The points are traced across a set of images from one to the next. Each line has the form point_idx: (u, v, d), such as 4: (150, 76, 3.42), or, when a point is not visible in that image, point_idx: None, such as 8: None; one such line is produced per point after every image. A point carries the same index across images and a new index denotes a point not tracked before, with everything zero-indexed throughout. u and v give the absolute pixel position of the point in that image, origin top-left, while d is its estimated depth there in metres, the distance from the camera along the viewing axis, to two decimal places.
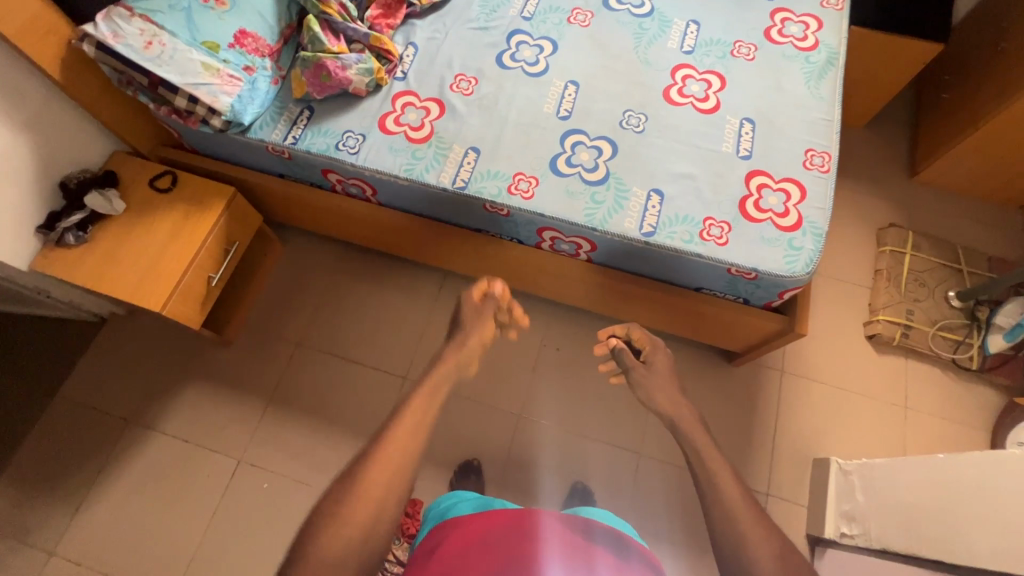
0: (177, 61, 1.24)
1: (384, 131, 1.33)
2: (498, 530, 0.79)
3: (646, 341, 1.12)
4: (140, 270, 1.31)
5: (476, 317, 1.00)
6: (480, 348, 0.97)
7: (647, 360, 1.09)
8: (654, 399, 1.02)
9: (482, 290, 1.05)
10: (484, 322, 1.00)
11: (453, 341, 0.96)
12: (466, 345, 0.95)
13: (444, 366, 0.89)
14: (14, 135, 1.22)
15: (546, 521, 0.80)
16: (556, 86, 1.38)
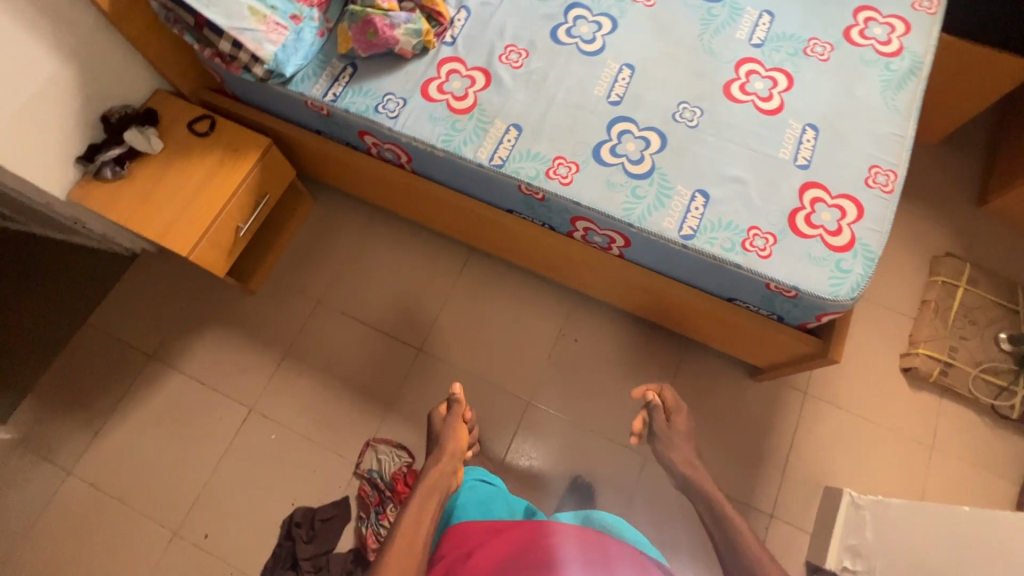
0: (224, 3, 1.21)
1: (425, 98, 1.29)
2: (524, 539, 0.91)
3: (675, 402, 1.25)
4: (170, 214, 1.32)
5: (449, 426, 1.25)
6: (457, 456, 1.18)
7: (672, 418, 1.24)
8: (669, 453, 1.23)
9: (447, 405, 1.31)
10: (456, 429, 1.24)
11: (432, 456, 1.18)
12: (443, 453, 1.18)
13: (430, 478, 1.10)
14: (60, 63, 1.21)
15: (564, 527, 0.92)
16: (610, 68, 1.31)
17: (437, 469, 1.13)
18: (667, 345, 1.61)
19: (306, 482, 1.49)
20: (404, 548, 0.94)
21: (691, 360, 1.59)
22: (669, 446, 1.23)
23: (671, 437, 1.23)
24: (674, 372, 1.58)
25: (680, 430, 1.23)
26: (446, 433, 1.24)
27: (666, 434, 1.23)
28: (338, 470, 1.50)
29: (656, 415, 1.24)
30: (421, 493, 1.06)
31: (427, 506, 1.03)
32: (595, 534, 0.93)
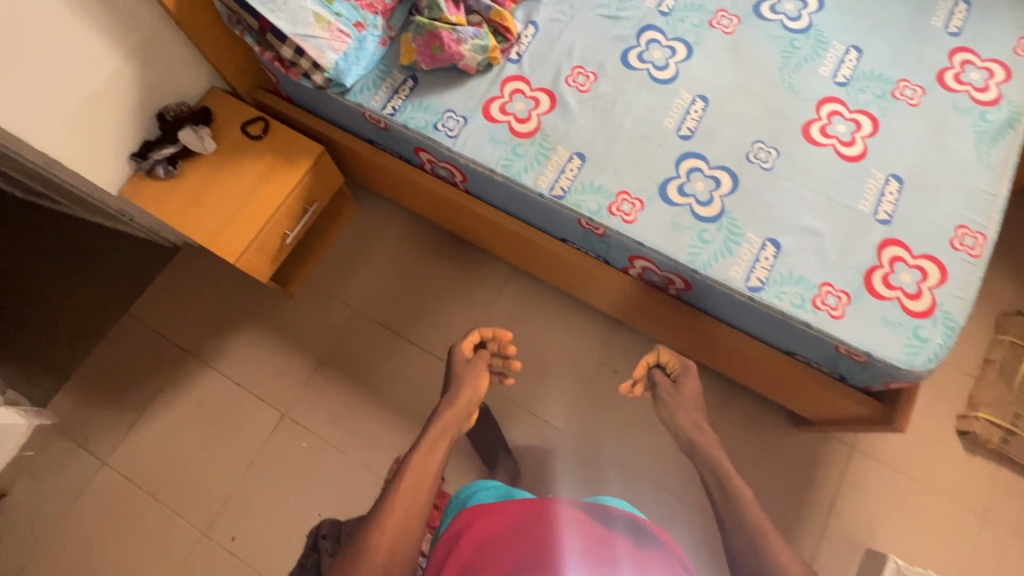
0: (290, 7, 1.17)
1: (487, 118, 1.24)
2: (524, 522, 0.86)
3: (681, 364, 1.24)
4: (220, 218, 1.30)
5: (471, 367, 1.24)
6: (473, 396, 1.20)
7: (678, 379, 1.23)
8: (676, 416, 1.19)
9: (474, 342, 1.29)
10: (477, 372, 1.23)
11: (448, 395, 1.20)
12: (458, 397, 1.18)
13: (443, 419, 1.14)
14: (121, 59, 1.19)
15: (569, 517, 0.87)
16: (682, 99, 1.24)
17: (453, 410, 1.16)
18: (711, 385, 1.55)
19: (334, 493, 1.48)
20: (409, 504, 0.97)
21: (734, 403, 1.53)
22: (671, 404, 1.20)
23: (676, 394, 1.21)
24: (717, 415, 1.52)
25: (685, 389, 1.21)
26: (465, 377, 1.22)
27: (671, 394, 1.21)
28: (366, 485, 1.49)
29: (657, 378, 1.25)
30: (431, 436, 1.09)
31: (432, 453, 1.06)
32: (602, 533, 0.87)
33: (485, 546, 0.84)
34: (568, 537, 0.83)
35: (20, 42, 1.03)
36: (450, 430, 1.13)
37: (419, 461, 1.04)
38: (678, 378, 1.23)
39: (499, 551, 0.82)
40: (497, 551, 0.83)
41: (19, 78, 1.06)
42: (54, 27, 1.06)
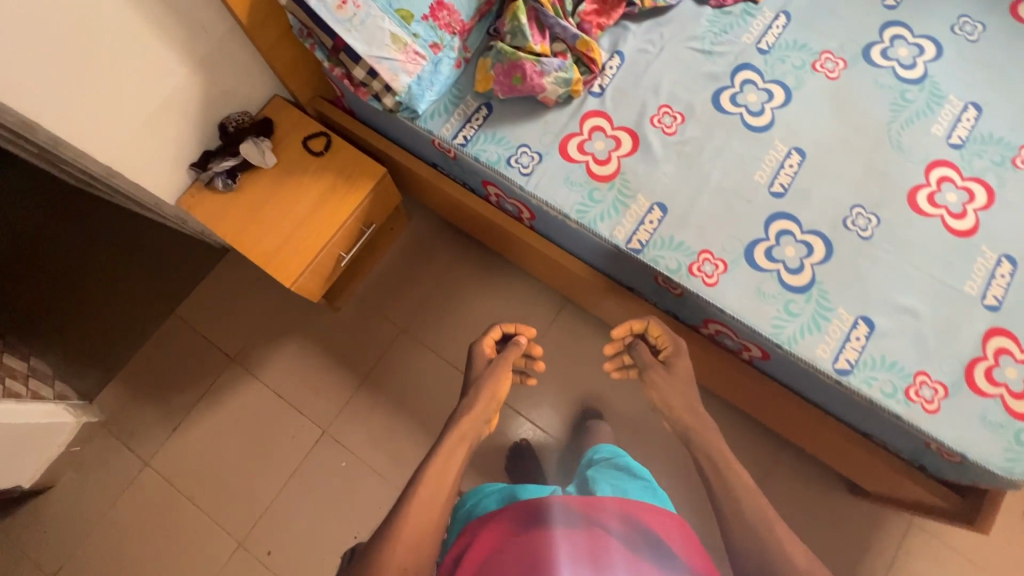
0: (368, 27, 1.10)
1: (564, 157, 1.16)
2: (521, 531, 0.86)
3: (672, 343, 1.11)
4: (277, 238, 1.26)
5: (496, 366, 1.16)
6: (493, 403, 1.11)
7: (668, 359, 1.10)
8: (667, 399, 1.07)
9: (493, 339, 1.24)
10: (499, 374, 1.15)
11: (466, 398, 1.11)
12: (476, 402, 1.09)
13: (461, 425, 1.04)
14: (189, 70, 1.14)
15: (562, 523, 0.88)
16: (776, 150, 1.15)
17: (475, 413, 1.07)
18: (765, 443, 1.48)
19: (368, 515, 1.47)
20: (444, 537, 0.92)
21: (788, 465, 1.46)
22: (656, 383, 1.09)
23: (675, 383, 1.07)
24: (768, 475, 1.45)
25: (674, 370, 1.09)
26: (485, 379, 1.14)
27: (663, 377, 1.08)
28: None
29: (645, 355, 1.12)
30: (449, 443, 0.99)
31: (450, 463, 0.95)
32: (596, 534, 0.87)
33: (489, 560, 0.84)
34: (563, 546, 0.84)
35: (90, 53, 0.98)
36: (472, 437, 1.04)
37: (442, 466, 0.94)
38: (670, 360, 1.10)
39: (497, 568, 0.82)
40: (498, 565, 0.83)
41: (85, 91, 1.02)
42: (124, 38, 1.01)
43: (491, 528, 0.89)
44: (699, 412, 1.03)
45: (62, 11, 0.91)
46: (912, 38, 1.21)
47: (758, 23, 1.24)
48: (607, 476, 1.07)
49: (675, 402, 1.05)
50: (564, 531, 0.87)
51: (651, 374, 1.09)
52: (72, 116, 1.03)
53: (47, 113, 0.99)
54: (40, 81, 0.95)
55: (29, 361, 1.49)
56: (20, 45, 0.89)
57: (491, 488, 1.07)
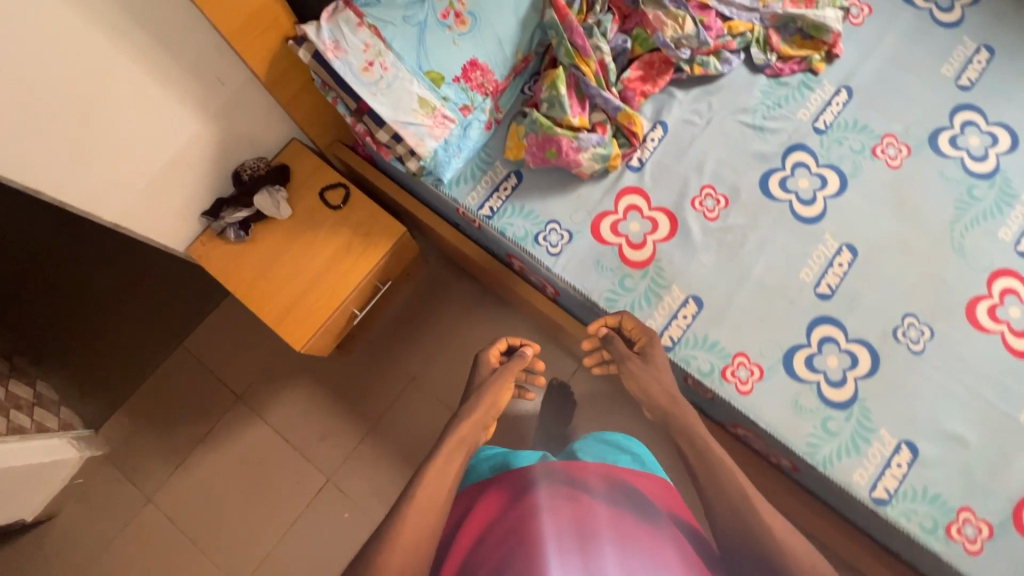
0: (394, 91, 1.02)
1: (596, 238, 1.09)
2: (510, 512, 0.91)
3: (642, 330, 1.01)
4: (290, 294, 1.21)
5: (499, 373, 1.10)
6: (493, 413, 1.06)
7: (640, 350, 1.00)
8: (650, 394, 0.97)
9: (500, 350, 1.18)
10: (500, 383, 1.09)
11: (466, 403, 1.06)
12: (476, 408, 1.04)
13: (458, 432, 1.00)
14: (202, 123, 1.07)
15: (548, 502, 0.91)
16: (825, 246, 1.06)
17: (473, 418, 1.02)
18: None
19: None
20: None
21: None
22: (637, 380, 0.99)
23: (653, 376, 0.98)
24: None
25: (651, 362, 0.98)
26: (488, 387, 1.09)
27: (641, 370, 0.98)
28: None
29: (619, 349, 1.01)
30: (445, 449, 0.96)
31: (448, 468, 0.93)
32: (581, 510, 0.90)
33: (482, 540, 0.89)
34: (549, 524, 0.87)
35: (99, 115, 0.92)
36: (470, 444, 0.99)
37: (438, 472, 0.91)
38: (646, 351, 1.00)
39: (489, 549, 0.87)
40: (491, 544, 0.88)
41: (93, 155, 0.96)
42: (136, 97, 0.95)
43: (486, 505, 0.96)
44: (677, 400, 0.96)
45: (68, 73, 0.84)
46: (985, 126, 1.10)
47: (816, 97, 1.14)
48: (595, 443, 1.10)
49: (655, 394, 0.96)
50: (549, 505, 0.91)
51: (627, 369, 0.98)
52: (80, 182, 0.97)
53: (49, 182, 0.93)
54: (45, 148, 0.89)
55: (35, 387, 1.42)
56: (22, 112, 0.83)
57: (487, 453, 1.09)
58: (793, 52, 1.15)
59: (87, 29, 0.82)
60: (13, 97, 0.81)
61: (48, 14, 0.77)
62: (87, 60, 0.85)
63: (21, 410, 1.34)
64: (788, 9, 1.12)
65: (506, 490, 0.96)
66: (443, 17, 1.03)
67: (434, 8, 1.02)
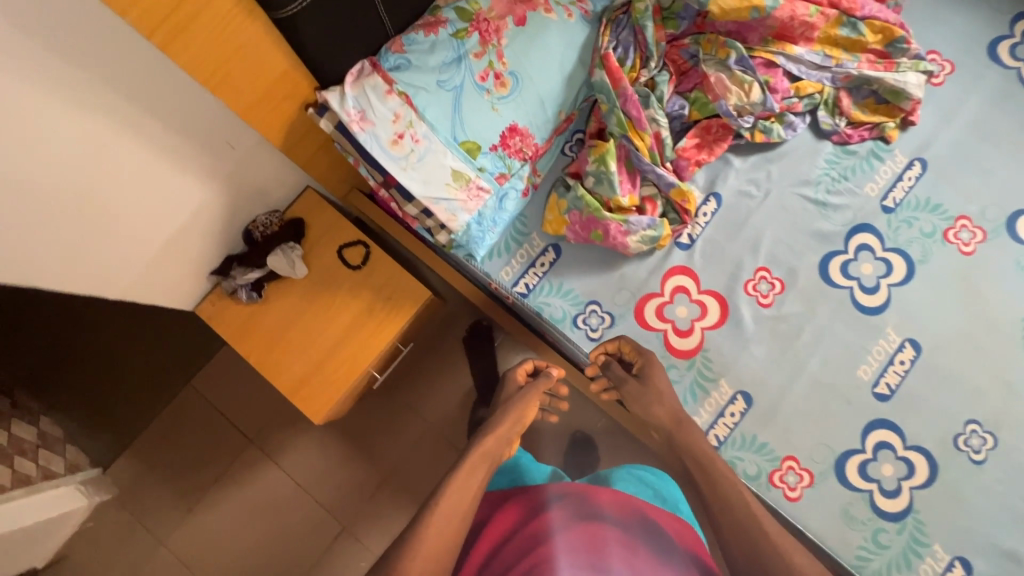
0: (426, 164, 0.91)
1: (640, 323, 1.01)
2: (528, 530, 0.96)
3: (636, 350, 0.98)
4: (309, 364, 1.14)
5: (521, 394, 1.04)
6: (517, 429, 1.01)
7: (637, 372, 0.97)
8: (652, 414, 0.94)
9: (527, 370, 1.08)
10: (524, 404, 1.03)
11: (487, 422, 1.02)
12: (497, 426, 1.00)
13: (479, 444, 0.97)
14: (212, 187, 0.97)
15: (565, 531, 0.94)
16: (887, 340, 0.99)
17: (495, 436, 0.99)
18: None
19: None
20: None
21: None
22: (639, 403, 0.95)
23: (650, 402, 0.94)
24: None
25: (651, 383, 0.95)
26: (514, 403, 1.03)
27: (639, 393, 0.95)
28: None
29: (617, 374, 0.98)
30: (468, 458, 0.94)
31: (472, 478, 0.91)
32: (597, 545, 0.92)
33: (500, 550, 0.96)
34: (562, 556, 0.90)
35: (98, 202, 0.81)
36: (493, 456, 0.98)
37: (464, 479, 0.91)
38: (641, 373, 0.97)
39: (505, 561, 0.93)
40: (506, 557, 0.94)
41: (93, 241, 0.86)
42: (141, 175, 0.84)
43: (507, 514, 1.00)
44: (680, 418, 0.93)
45: (63, 167, 0.73)
46: None
47: (886, 169, 1.04)
48: (617, 470, 1.10)
49: (658, 415, 0.93)
50: (566, 536, 0.93)
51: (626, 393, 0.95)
52: (80, 268, 0.88)
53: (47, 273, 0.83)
54: (42, 243, 0.79)
55: (37, 425, 1.29)
56: (12, 213, 0.72)
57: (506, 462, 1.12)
58: (865, 118, 1.04)
59: (85, 120, 0.70)
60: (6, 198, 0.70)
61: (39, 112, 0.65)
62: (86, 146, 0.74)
63: (26, 455, 1.25)
64: (864, 71, 1.00)
65: (526, 505, 1.00)
66: (482, 79, 0.91)
67: (472, 69, 0.91)
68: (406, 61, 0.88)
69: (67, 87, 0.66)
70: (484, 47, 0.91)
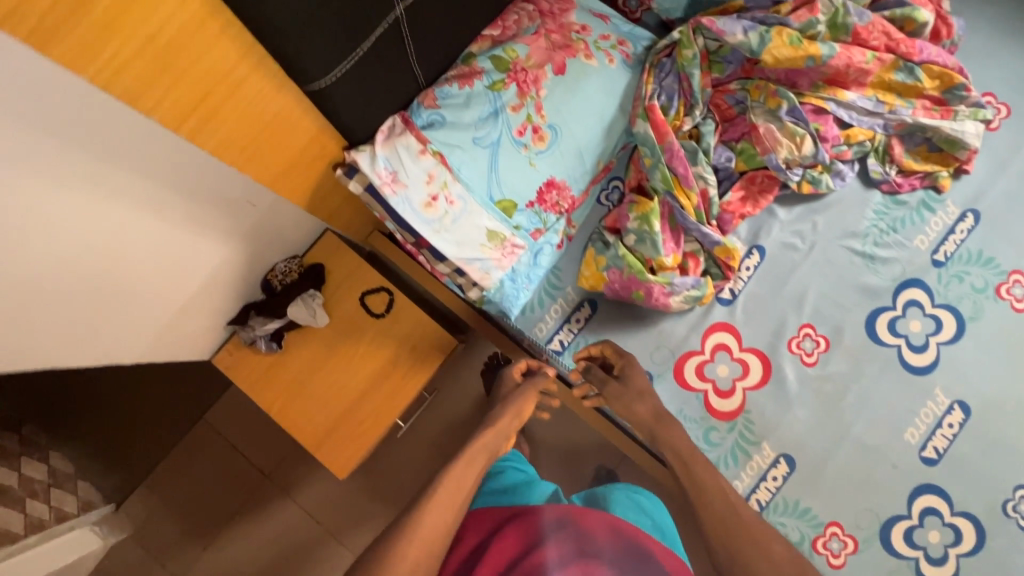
0: (460, 225, 0.86)
1: (680, 382, 0.98)
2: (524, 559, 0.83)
3: (618, 352, 0.95)
4: (329, 418, 1.10)
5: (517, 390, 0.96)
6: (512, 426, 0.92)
7: (618, 373, 0.93)
8: (632, 410, 0.89)
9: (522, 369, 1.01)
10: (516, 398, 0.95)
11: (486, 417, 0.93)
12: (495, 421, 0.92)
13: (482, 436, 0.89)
14: (232, 245, 0.91)
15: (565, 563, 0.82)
16: (935, 402, 0.96)
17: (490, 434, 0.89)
18: None
19: None
20: None
21: None
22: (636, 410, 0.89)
23: (636, 399, 0.90)
24: None
25: (633, 380, 0.91)
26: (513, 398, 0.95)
27: (620, 392, 0.90)
28: None
29: (596, 375, 0.94)
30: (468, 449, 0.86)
31: (470, 469, 0.83)
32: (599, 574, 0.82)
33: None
34: None
35: (116, 280, 0.74)
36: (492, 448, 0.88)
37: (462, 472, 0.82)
38: (623, 375, 0.93)
39: None
40: None
41: (113, 316, 0.80)
42: (165, 250, 0.78)
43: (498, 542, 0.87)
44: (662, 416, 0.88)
45: (83, 257, 0.65)
46: None
47: (936, 220, 0.99)
48: (614, 492, 1.01)
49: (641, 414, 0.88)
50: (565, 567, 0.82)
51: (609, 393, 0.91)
52: (101, 342, 0.82)
53: (68, 355, 0.77)
54: (56, 330, 0.72)
55: (47, 463, 1.32)
56: (31, 308, 0.65)
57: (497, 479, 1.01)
58: (917, 167, 0.99)
59: (110, 208, 0.63)
60: (31, 299, 0.64)
61: (66, 211, 0.58)
62: (115, 236, 0.67)
63: (37, 497, 1.23)
64: (918, 118, 0.95)
65: (521, 531, 0.88)
66: (519, 134, 0.85)
67: (510, 123, 0.85)
68: (440, 118, 0.82)
69: (95, 183, 0.58)
70: (522, 99, 0.85)
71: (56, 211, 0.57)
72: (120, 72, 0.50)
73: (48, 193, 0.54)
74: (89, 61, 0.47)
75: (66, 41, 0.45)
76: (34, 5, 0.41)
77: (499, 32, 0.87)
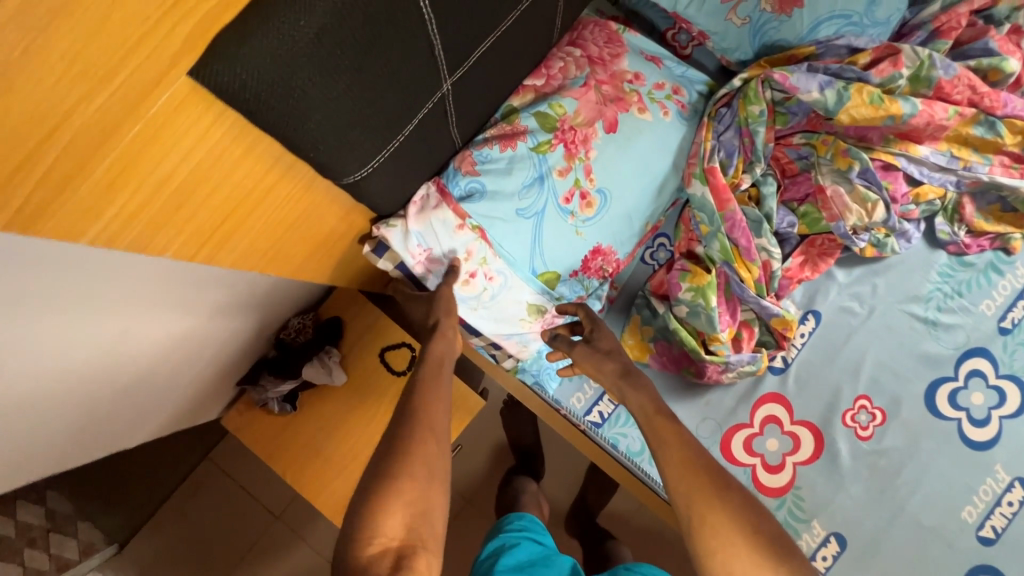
0: (499, 302, 0.78)
1: (726, 456, 0.92)
2: None
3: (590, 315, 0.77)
4: (349, 482, 1.01)
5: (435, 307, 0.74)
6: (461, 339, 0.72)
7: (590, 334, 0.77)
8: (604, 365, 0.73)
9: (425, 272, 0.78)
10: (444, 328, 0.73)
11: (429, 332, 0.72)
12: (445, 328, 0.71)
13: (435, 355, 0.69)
14: (244, 312, 0.82)
15: None
16: (994, 479, 0.89)
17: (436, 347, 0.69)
18: None
19: None
20: None
21: None
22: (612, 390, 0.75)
23: (603, 359, 0.73)
24: None
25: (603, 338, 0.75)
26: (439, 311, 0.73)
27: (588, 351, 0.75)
28: None
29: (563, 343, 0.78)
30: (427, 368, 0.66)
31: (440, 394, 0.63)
32: None
33: None
34: None
35: (121, 377, 0.65)
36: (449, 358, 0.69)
37: (430, 399, 0.62)
38: (590, 337, 0.76)
39: None
40: None
41: (118, 407, 0.71)
42: (174, 336, 0.69)
43: None
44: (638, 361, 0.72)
45: (84, 372, 0.56)
46: None
47: (1004, 285, 0.93)
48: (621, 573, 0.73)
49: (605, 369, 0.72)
50: None
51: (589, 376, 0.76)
52: (104, 431, 0.74)
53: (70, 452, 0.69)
54: (57, 439, 0.63)
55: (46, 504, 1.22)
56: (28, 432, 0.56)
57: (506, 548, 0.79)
58: (987, 228, 0.91)
59: (116, 324, 0.54)
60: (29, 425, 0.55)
61: (66, 337, 0.48)
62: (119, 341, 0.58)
63: (36, 544, 1.16)
64: (995, 176, 0.86)
65: None
66: (565, 201, 0.76)
67: (556, 190, 0.75)
68: (479, 188, 0.73)
69: (102, 309, 0.50)
70: (569, 161, 0.76)
71: (59, 343, 0.48)
72: (130, 219, 0.41)
73: (48, 328, 0.45)
74: (90, 224, 0.38)
75: (60, 215, 0.36)
76: (21, 182, 0.32)
77: (543, 82, 0.77)
